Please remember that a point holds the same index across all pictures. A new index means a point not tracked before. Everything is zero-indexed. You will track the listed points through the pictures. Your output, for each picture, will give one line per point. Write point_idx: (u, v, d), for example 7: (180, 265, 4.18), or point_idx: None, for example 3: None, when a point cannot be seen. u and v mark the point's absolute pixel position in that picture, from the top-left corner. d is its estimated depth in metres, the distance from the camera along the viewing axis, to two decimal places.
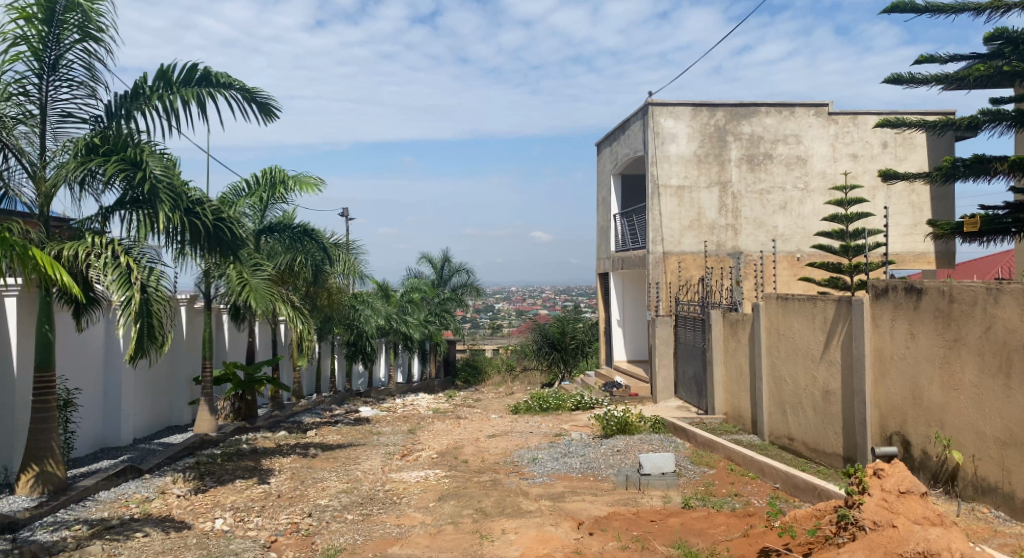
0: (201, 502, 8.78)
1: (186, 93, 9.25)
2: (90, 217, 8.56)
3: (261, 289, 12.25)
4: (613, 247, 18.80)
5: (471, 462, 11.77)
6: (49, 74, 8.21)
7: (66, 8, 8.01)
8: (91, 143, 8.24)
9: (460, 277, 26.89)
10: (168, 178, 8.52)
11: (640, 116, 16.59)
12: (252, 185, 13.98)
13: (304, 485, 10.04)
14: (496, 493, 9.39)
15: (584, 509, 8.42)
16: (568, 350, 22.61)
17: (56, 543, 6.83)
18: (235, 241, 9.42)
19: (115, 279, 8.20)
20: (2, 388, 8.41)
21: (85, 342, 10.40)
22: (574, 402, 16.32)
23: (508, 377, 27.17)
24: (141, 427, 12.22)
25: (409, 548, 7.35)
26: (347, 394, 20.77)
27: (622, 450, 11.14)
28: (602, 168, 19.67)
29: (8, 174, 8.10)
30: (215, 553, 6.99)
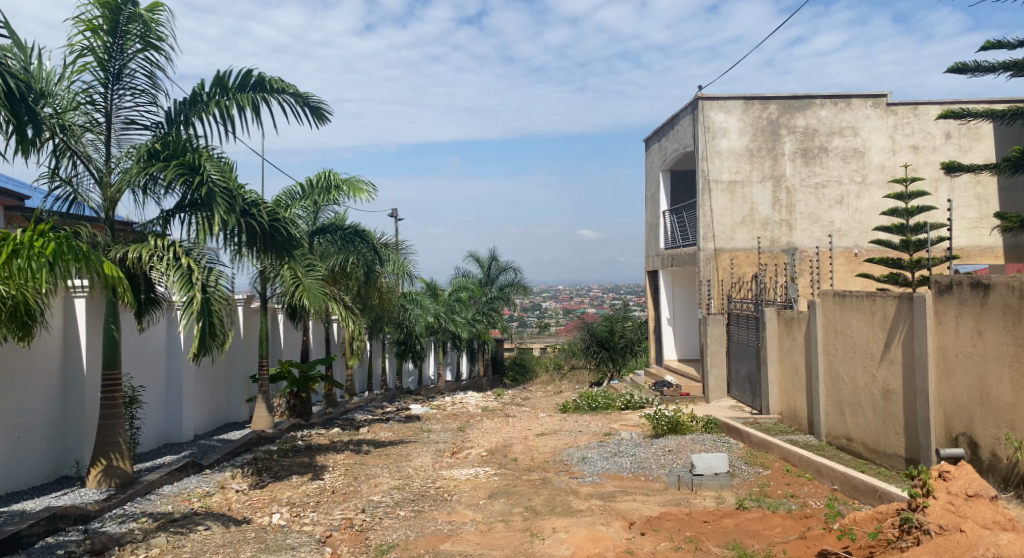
0: (260, 497, 8.99)
1: (241, 99, 9.47)
2: (151, 221, 8.86)
3: (315, 288, 12.49)
4: (662, 244, 18.61)
5: (521, 460, 11.78)
6: (114, 83, 8.52)
7: (129, 19, 8.27)
8: (152, 149, 8.52)
9: (507, 276, 26.95)
10: (224, 182, 8.76)
11: (689, 111, 16.39)
12: (306, 189, 14.26)
13: (358, 481, 10.21)
14: (547, 492, 9.39)
15: (636, 509, 8.36)
16: (617, 349, 22.50)
17: (124, 534, 7.08)
18: (289, 242, 9.61)
19: (177, 279, 8.44)
20: (72, 385, 8.73)
21: (147, 341, 10.74)
22: (623, 402, 16.21)
23: (557, 376, 27.11)
24: (202, 424, 12.58)
25: (461, 545, 7.42)
26: (397, 392, 21.01)
27: (674, 449, 11.04)
28: (651, 164, 19.48)
29: (77, 179, 8.48)
30: (273, 547, 7.15)
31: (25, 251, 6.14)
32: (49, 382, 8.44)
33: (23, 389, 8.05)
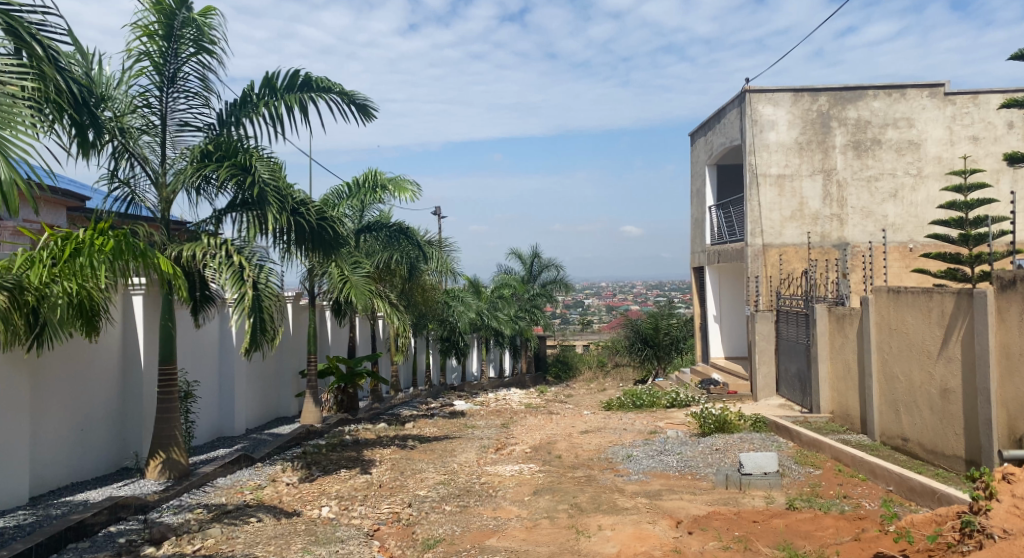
0: (309, 490, 9.15)
1: (290, 99, 9.63)
2: (205, 220, 9.08)
3: (361, 285, 12.65)
4: (708, 240, 18.38)
5: (565, 458, 11.78)
6: (169, 86, 8.74)
7: (183, 23, 8.46)
8: (205, 150, 8.72)
9: (550, 273, 26.85)
10: (275, 182, 8.94)
11: (736, 104, 16.14)
12: (352, 188, 14.47)
13: (404, 476, 10.32)
14: (592, 489, 9.38)
15: (683, 508, 8.29)
16: (662, 346, 22.31)
17: (181, 524, 7.28)
18: (336, 240, 9.75)
19: (229, 277, 8.63)
20: (130, 380, 8.99)
21: (201, 338, 11.01)
22: (668, 399, 16.05)
23: (600, 374, 26.99)
24: (253, 418, 12.85)
25: (507, 541, 7.44)
26: (442, 388, 21.17)
27: (722, 448, 10.92)
28: (697, 159, 19.23)
29: (134, 180, 8.74)
30: (323, 540, 7.28)
31: (87, 249, 6.33)
32: (110, 376, 8.72)
33: (86, 384, 8.32)
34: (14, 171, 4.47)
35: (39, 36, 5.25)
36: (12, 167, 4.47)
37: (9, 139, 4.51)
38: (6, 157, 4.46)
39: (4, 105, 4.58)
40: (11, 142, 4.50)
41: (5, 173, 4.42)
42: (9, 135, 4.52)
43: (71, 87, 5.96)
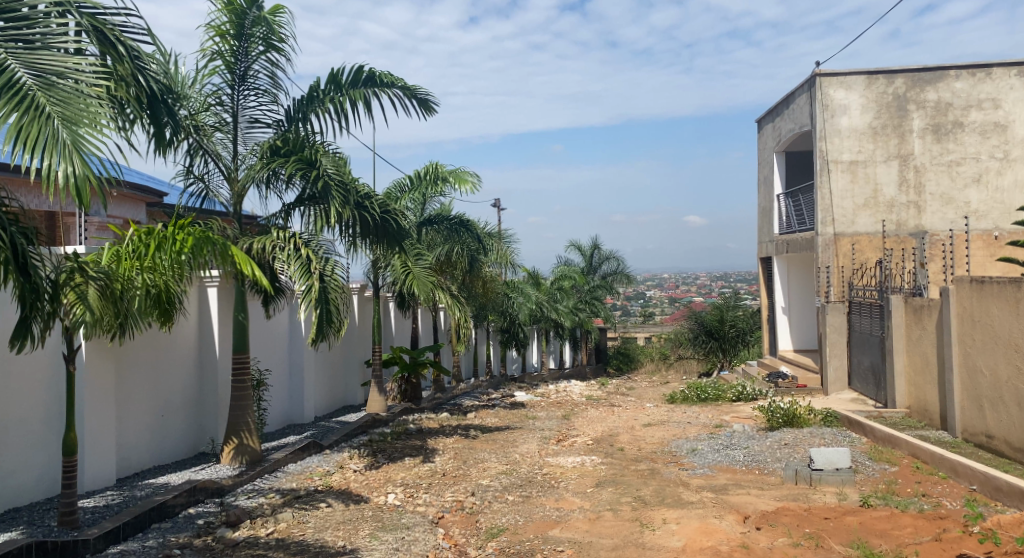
0: (375, 477, 9.31)
1: (354, 94, 9.76)
2: (275, 214, 9.31)
3: (423, 276, 12.78)
4: (776, 229, 17.93)
5: (628, 450, 11.68)
6: (240, 84, 8.96)
7: (254, 22, 8.65)
8: (274, 145, 8.95)
9: (610, 264, 26.66)
10: (340, 176, 9.11)
11: (806, 88, 15.67)
12: (414, 181, 14.63)
13: (467, 465, 10.42)
14: (656, 483, 9.29)
15: (751, 503, 8.13)
16: (727, 338, 21.89)
17: (255, 508, 7.50)
18: (400, 233, 9.86)
19: (298, 269, 8.83)
20: (206, 367, 9.31)
21: (271, 328, 11.31)
22: (734, 393, 15.75)
23: (662, 366, 26.67)
24: (321, 406, 13.15)
25: (570, 532, 7.43)
26: (502, 379, 21.27)
27: (791, 443, 10.67)
28: (764, 146, 18.75)
29: (208, 176, 9.01)
30: (389, 526, 7.40)
31: (167, 246, 6.77)
32: (187, 364, 9.03)
33: (166, 373, 8.64)
34: (89, 168, 4.33)
35: (121, 38, 5.41)
36: (88, 166, 4.34)
37: (84, 136, 4.38)
38: (80, 154, 4.32)
39: (84, 104, 4.47)
40: (86, 138, 4.37)
41: (79, 168, 4.29)
42: (86, 131, 4.40)
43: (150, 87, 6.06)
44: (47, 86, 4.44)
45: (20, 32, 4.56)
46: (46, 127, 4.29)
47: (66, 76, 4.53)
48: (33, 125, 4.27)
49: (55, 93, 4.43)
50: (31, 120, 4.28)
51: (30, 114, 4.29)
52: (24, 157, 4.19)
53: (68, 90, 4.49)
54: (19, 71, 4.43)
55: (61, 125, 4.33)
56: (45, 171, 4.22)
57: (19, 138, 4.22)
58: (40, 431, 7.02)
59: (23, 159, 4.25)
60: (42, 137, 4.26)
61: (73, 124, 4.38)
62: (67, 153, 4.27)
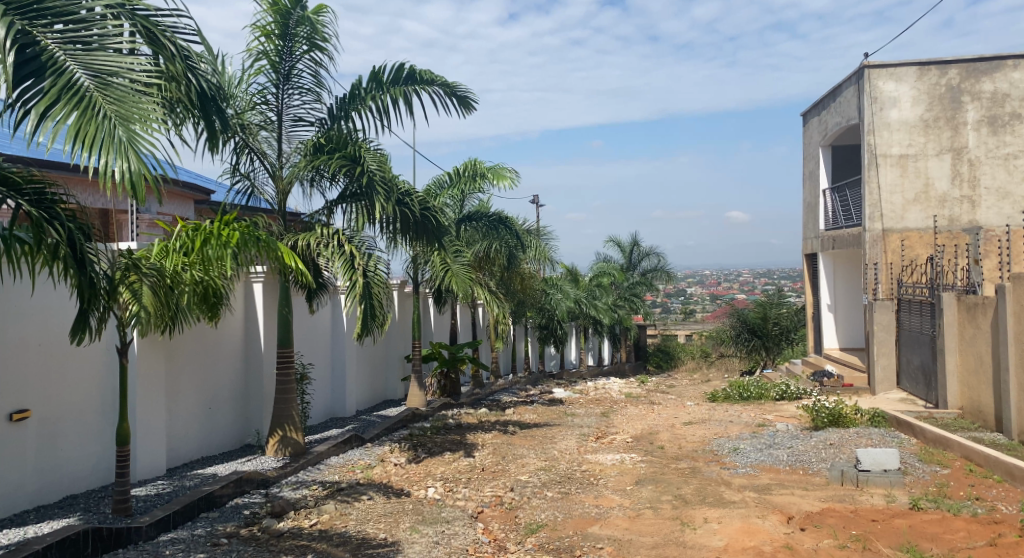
0: (415, 471, 9.38)
1: (395, 92, 9.81)
2: (318, 211, 9.40)
3: (462, 273, 12.80)
4: (821, 225, 17.57)
5: (668, 448, 11.58)
6: (284, 83, 9.08)
7: (298, 22, 8.74)
8: (317, 143, 9.05)
9: (650, 261, 26.47)
10: (382, 172, 9.18)
11: (853, 81, 15.31)
12: (453, 177, 14.54)
13: (506, 460, 10.43)
14: (696, 482, 9.18)
15: (795, 503, 7.99)
16: (771, 336, 21.58)
17: (299, 499, 7.62)
18: (440, 229, 9.89)
19: (342, 265, 8.92)
20: (252, 361, 9.47)
21: (314, 322, 11.45)
22: (778, 392, 15.50)
23: (703, 364, 26.33)
24: (362, 401, 13.29)
25: (610, 530, 7.38)
26: (541, 376, 21.26)
27: (837, 443, 10.46)
28: (809, 140, 18.38)
29: (253, 173, 9.15)
30: (430, 519, 7.44)
31: (214, 241, 6.82)
32: (233, 358, 9.20)
33: (213, 367, 8.82)
34: (143, 164, 4.41)
35: (172, 38, 5.51)
36: (142, 162, 4.43)
37: (138, 134, 4.45)
38: (135, 151, 4.40)
39: (138, 103, 4.54)
40: (141, 136, 4.45)
41: (134, 164, 4.37)
42: (140, 129, 4.47)
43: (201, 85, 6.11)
44: (103, 86, 4.52)
45: (78, 34, 4.61)
46: (103, 126, 4.38)
47: (120, 76, 4.59)
48: (91, 124, 4.35)
49: (111, 92, 4.51)
50: (88, 119, 4.36)
51: (87, 113, 4.38)
52: (81, 155, 4.30)
53: (123, 89, 4.56)
54: (77, 72, 4.50)
55: (116, 123, 4.41)
56: (103, 168, 4.30)
57: (78, 138, 4.32)
58: (95, 421, 7.21)
59: (81, 157, 4.35)
60: (99, 136, 4.34)
61: (127, 122, 4.45)
62: (123, 150, 4.35)
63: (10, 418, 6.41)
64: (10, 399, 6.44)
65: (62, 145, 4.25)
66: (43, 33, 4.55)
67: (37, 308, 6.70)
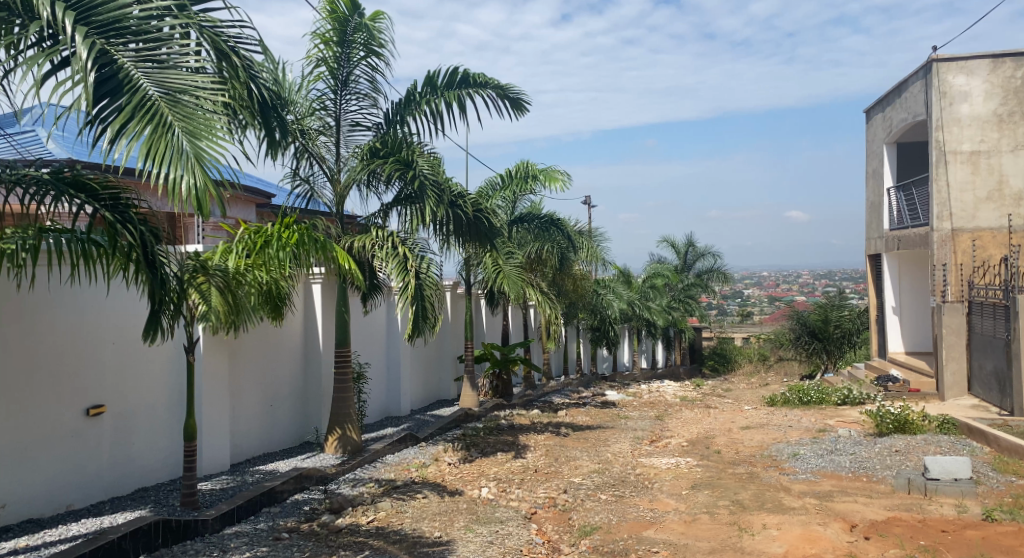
0: (469, 471, 9.39)
1: (449, 96, 9.85)
2: (374, 213, 9.51)
3: (514, 274, 12.79)
4: (886, 225, 17.03)
5: (725, 453, 11.36)
6: (342, 89, 9.20)
7: (355, 29, 8.84)
8: (374, 147, 9.16)
9: (706, 261, 26.08)
10: (435, 176, 9.25)
11: (921, 75, 14.81)
12: (505, 179, 14.54)
13: (559, 462, 10.38)
14: (755, 487, 8.98)
15: (858, 511, 7.73)
16: (832, 340, 20.97)
17: (356, 496, 7.70)
18: (493, 231, 9.91)
19: (395, 266, 9.01)
20: (310, 362, 9.63)
21: (370, 323, 11.61)
22: (839, 397, 15.06)
23: (761, 367, 25.80)
24: (416, 399, 13.42)
25: (665, 533, 7.27)
26: (593, 378, 21.09)
27: (903, 450, 10.11)
28: (873, 137, 17.83)
29: (313, 177, 9.31)
30: (484, 519, 7.44)
31: (275, 242, 7.06)
32: (293, 359, 9.38)
33: (274, 368, 8.99)
34: (209, 179, 4.52)
35: (237, 50, 5.55)
36: (208, 177, 4.54)
37: (205, 149, 4.57)
38: (201, 166, 4.51)
39: (206, 119, 4.66)
40: (206, 151, 4.56)
41: (200, 179, 4.49)
42: (207, 144, 4.58)
43: (261, 94, 6.21)
44: (173, 103, 4.64)
45: (154, 52, 4.73)
46: (172, 142, 4.50)
47: (189, 93, 4.70)
48: (162, 142, 4.48)
49: (179, 109, 4.62)
50: (159, 137, 4.49)
51: (158, 130, 4.51)
52: (151, 170, 4.43)
53: (192, 106, 4.68)
54: (150, 89, 4.63)
55: (185, 139, 4.53)
56: (171, 183, 4.42)
57: (150, 155, 4.45)
58: (164, 416, 7.41)
59: (151, 172, 4.49)
60: (168, 152, 4.47)
61: (195, 137, 4.57)
62: (190, 166, 4.46)
63: (86, 413, 6.64)
64: (86, 394, 6.67)
65: (134, 162, 4.40)
66: (120, 52, 4.67)
67: (112, 307, 6.93)
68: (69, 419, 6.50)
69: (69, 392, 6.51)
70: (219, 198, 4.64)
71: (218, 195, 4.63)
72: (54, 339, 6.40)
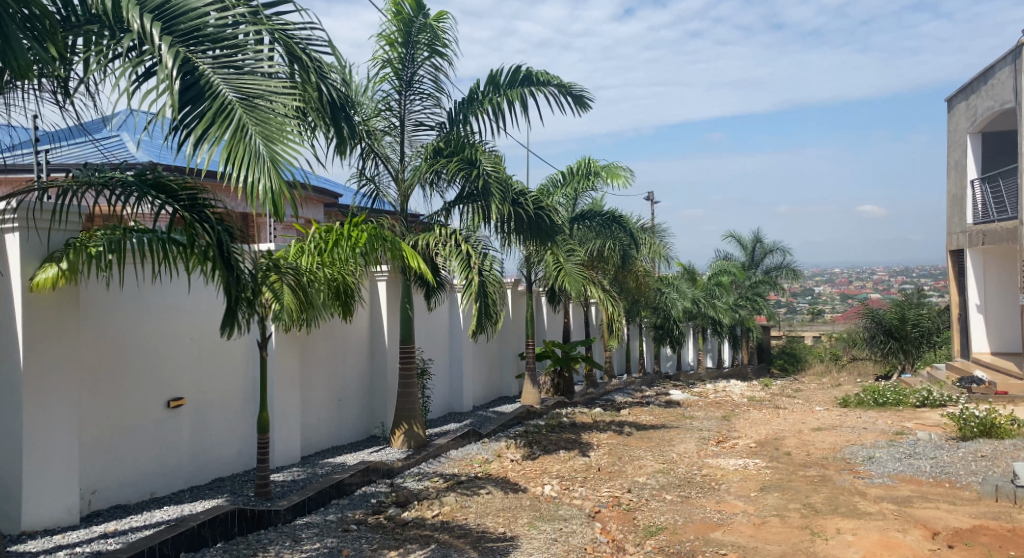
0: (532, 468, 9.33)
1: (511, 94, 9.78)
2: (437, 212, 9.52)
3: (576, 272, 12.65)
4: (969, 219, 16.24)
5: (796, 455, 11.00)
6: (407, 89, 9.22)
7: (419, 29, 8.85)
8: (437, 146, 9.19)
9: (774, 258, 25.42)
10: (498, 174, 9.21)
11: (1008, 61, 14.05)
12: (567, 176, 14.37)
13: (622, 461, 10.21)
14: (828, 490, 8.66)
15: (940, 518, 7.36)
16: (909, 339, 20.13)
17: (421, 490, 7.72)
18: (554, 229, 9.81)
19: (458, 264, 9.03)
20: (376, 357, 9.72)
21: (433, 320, 11.65)
22: (918, 398, 14.44)
23: (833, 367, 24.94)
24: (478, 396, 13.42)
25: (733, 536, 7.05)
26: (657, 377, 20.76)
27: (989, 455, 9.60)
28: (955, 127, 17.01)
29: (377, 177, 9.39)
30: (547, 517, 7.35)
31: (345, 242, 7.08)
32: (360, 354, 9.48)
33: (342, 363, 9.11)
34: (284, 181, 4.56)
35: (307, 52, 5.56)
36: (283, 179, 4.58)
37: (280, 153, 4.62)
38: (277, 169, 4.55)
39: (282, 123, 4.71)
40: (282, 154, 4.61)
41: (275, 181, 4.53)
42: (283, 148, 4.63)
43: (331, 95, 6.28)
44: (249, 107, 4.68)
45: (231, 59, 4.79)
46: (250, 145, 4.54)
47: (266, 97, 4.74)
48: (240, 145, 4.53)
49: (256, 113, 4.66)
50: (238, 142, 4.54)
51: (237, 134, 4.55)
52: (230, 173, 4.47)
53: (268, 111, 4.71)
54: (229, 94, 4.68)
55: (261, 143, 4.57)
56: (249, 185, 4.47)
57: (229, 160, 4.49)
58: (239, 409, 7.58)
59: (230, 175, 4.54)
60: (247, 155, 4.51)
61: (270, 141, 4.61)
62: (267, 169, 4.51)
63: (167, 405, 6.82)
64: (167, 387, 6.85)
65: (214, 165, 4.45)
66: (199, 59, 4.74)
67: (191, 304, 7.10)
68: (152, 410, 6.70)
69: (152, 385, 6.70)
70: (293, 201, 4.67)
71: (293, 198, 4.65)
72: (138, 334, 6.58)
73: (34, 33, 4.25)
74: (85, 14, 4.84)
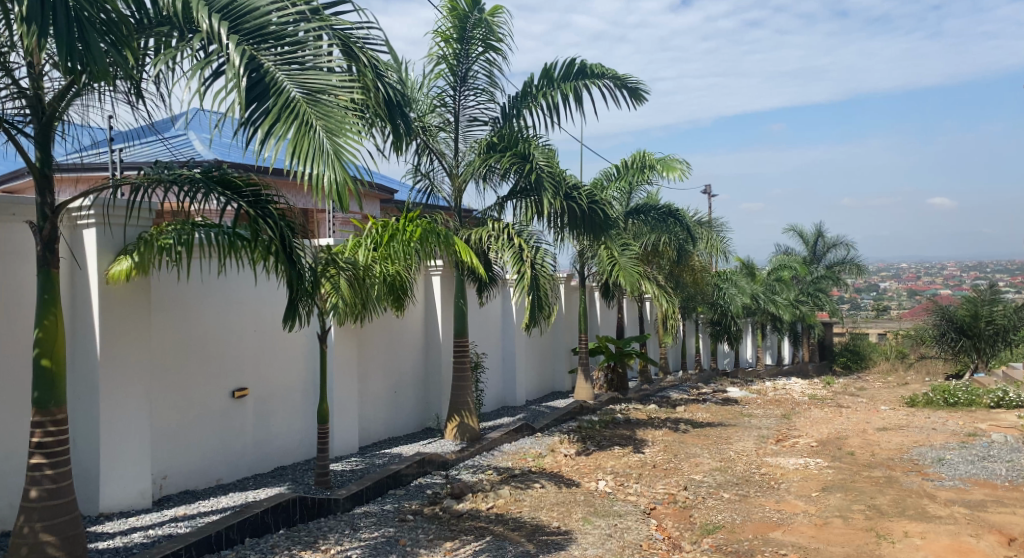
0: (586, 463, 9.20)
1: (565, 88, 9.65)
2: (490, 207, 9.46)
3: (630, 267, 12.44)
4: None
5: (859, 455, 10.61)
6: (461, 85, 9.17)
7: (475, 24, 8.80)
8: (490, 141, 9.14)
9: (837, 253, 24.68)
10: (551, 169, 9.12)
11: None
12: (621, 170, 14.14)
13: (678, 459, 10.00)
14: (894, 492, 8.32)
15: (1017, 524, 6.99)
16: (982, 337, 19.35)
17: (476, 483, 7.68)
18: (608, 223, 9.65)
19: (510, 258, 8.96)
20: (431, 351, 9.74)
21: (486, 314, 11.61)
22: (992, 399, 13.83)
23: (900, 366, 24.10)
24: (530, 391, 13.35)
25: (794, 536, 6.82)
26: (714, 374, 20.36)
27: None
28: None
29: (432, 172, 9.38)
30: (602, 512, 7.23)
31: (400, 236, 7.05)
32: (415, 347, 9.51)
33: (398, 356, 9.15)
34: (348, 174, 4.55)
35: (365, 49, 5.55)
36: (347, 172, 4.57)
37: (343, 145, 4.61)
38: (341, 162, 4.55)
39: (344, 117, 4.71)
40: (345, 147, 4.60)
41: (340, 174, 4.51)
42: (346, 141, 4.62)
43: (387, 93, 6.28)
44: (313, 102, 4.69)
45: (294, 55, 4.80)
46: (314, 138, 4.55)
47: (327, 92, 4.75)
48: (305, 139, 4.53)
49: (319, 107, 4.67)
50: (303, 136, 4.54)
51: (302, 129, 4.56)
52: (296, 167, 4.48)
53: (330, 105, 4.72)
54: (292, 90, 4.69)
55: (325, 136, 4.57)
56: (315, 178, 4.46)
57: (295, 154, 4.50)
58: (300, 400, 7.67)
59: (296, 170, 4.54)
60: (312, 149, 4.51)
61: (333, 134, 4.61)
62: (331, 161, 4.50)
63: (232, 395, 6.93)
64: (232, 378, 6.96)
65: (281, 159, 4.46)
66: (263, 55, 4.76)
67: (255, 297, 7.20)
68: (218, 399, 6.81)
69: (218, 374, 6.82)
70: (357, 194, 4.66)
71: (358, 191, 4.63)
72: (206, 325, 6.70)
73: (112, 37, 4.27)
74: (155, 16, 4.90)
